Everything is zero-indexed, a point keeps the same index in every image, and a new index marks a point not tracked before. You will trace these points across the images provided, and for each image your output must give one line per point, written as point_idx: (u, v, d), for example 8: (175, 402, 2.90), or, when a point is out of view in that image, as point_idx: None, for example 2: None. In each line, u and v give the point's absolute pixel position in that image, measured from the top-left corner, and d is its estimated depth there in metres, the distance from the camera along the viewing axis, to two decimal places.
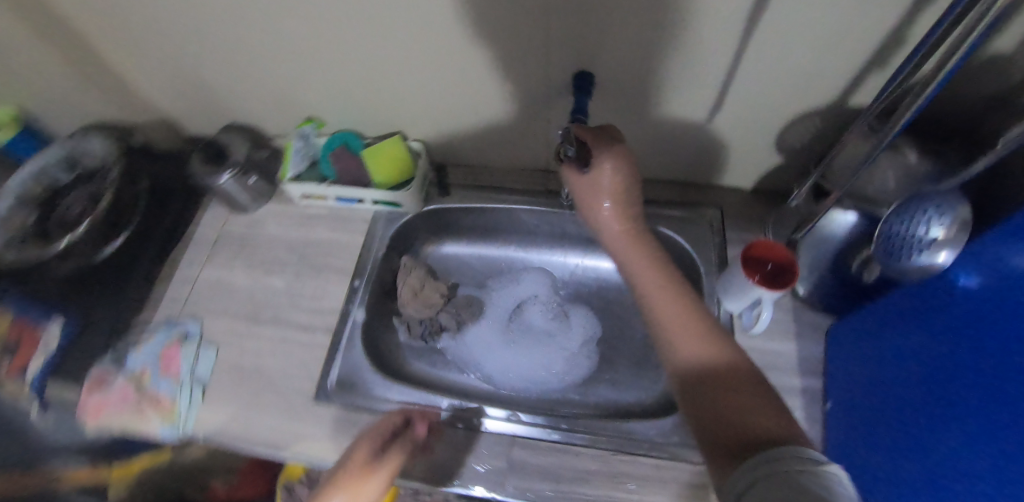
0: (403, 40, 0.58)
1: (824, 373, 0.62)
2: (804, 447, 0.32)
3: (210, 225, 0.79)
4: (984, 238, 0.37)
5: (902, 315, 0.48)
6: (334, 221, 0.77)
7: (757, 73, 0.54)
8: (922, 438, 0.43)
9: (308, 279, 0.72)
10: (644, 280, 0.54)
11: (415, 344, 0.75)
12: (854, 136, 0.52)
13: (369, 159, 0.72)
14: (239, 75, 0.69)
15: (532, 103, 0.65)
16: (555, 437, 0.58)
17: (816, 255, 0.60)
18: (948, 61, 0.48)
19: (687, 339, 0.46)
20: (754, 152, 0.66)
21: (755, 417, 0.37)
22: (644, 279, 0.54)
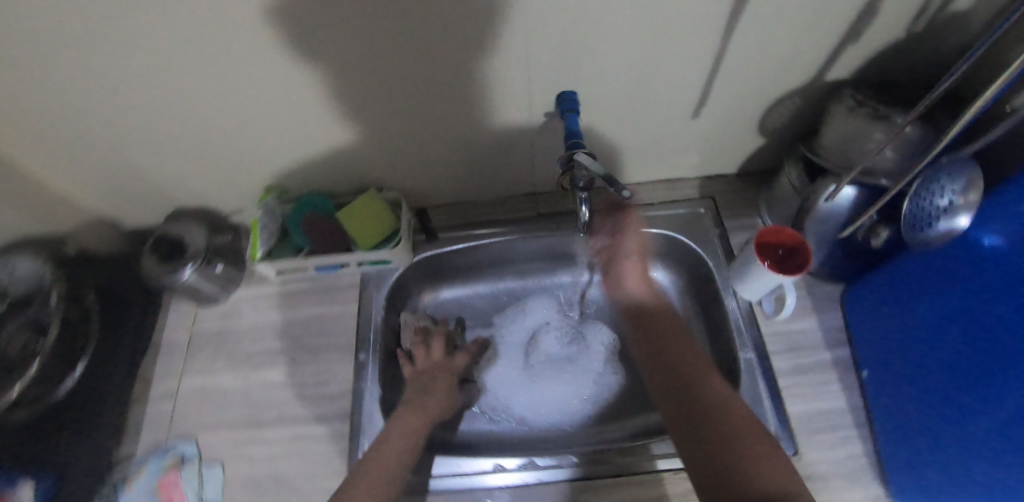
0: (385, 90, 0.55)
1: (849, 341, 0.64)
2: None
3: (178, 327, 0.71)
4: (1012, 196, 0.44)
5: (929, 286, 0.54)
6: (318, 294, 0.71)
7: (741, 61, 0.57)
8: (978, 390, 0.47)
9: (307, 361, 0.66)
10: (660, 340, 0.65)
11: None
12: (841, 110, 0.56)
13: (346, 220, 0.67)
14: (199, 156, 0.63)
15: (519, 130, 0.64)
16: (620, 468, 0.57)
17: (822, 231, 0.62)
18: (912, 24, 0.53)
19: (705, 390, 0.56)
20: (735, 137, 0.69)
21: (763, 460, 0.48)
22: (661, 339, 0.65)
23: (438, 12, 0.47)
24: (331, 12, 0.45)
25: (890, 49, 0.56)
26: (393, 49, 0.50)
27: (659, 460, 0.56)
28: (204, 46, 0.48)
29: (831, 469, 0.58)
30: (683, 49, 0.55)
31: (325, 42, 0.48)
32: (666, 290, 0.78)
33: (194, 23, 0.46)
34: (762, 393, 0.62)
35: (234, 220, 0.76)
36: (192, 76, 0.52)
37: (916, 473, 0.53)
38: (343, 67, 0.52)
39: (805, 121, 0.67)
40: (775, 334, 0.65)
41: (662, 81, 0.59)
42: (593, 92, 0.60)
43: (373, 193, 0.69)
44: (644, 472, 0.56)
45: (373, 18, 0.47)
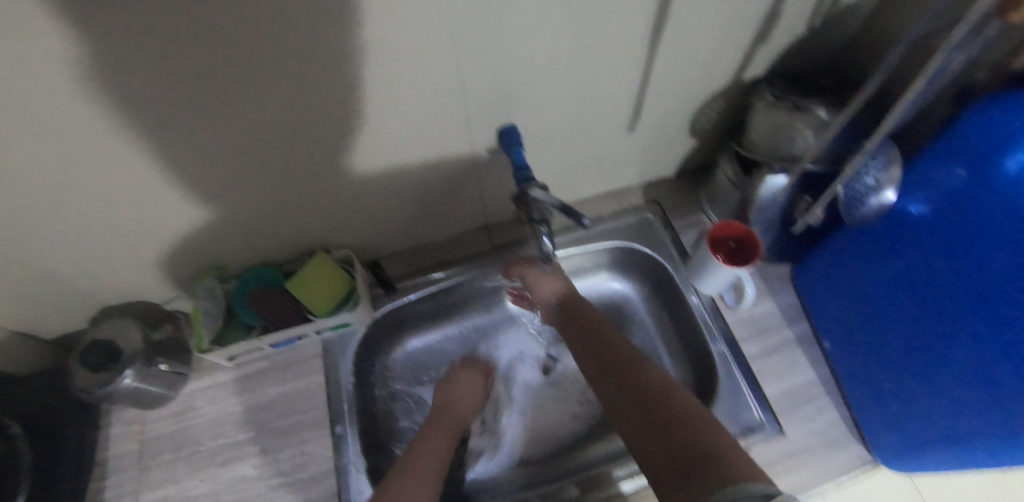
0: (323, 146, 0.54)
1: (806, 316, 0.68)
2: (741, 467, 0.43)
3: (124, 438, 0.64)
4: (928, 169, 0.49)
5: (867, 254, 0.58)
6: (278, 372, 0.67)
7: (665, 74, 0.59)
8: (938, 346, 0.51)
9: (279, 446, 0.62)
10: (593, 327, 0.65)
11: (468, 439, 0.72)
12: (763, 107, 0.60)
13: (298, 289, 0.63)
14: (126, 245, 0.59)
15: (463, 165, 0.64)
16: (630, 486, 0.58)
17: (764, 220, 0.65)
18: (812, 21, 0.57)
19: (642, 370, 0.57)
20: (670, 142, 0.72)
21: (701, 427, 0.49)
22: (594, 326, 0.65)
23: (369, 64, 0.46)
24: (259, 77, 0.44)
25: (799, 44, 0.60)
26: (327, 107, 0.49)
27: (623, 483, 0.59)
28: (119, 133, 0.45)
29: (814, 441, 0.61)
30: (613, 71, 0.57)
31: (256, 104, 0.47)
32: (630, 298, 0.79)
33: (104, 113, 0.42)
34: (740, 382, 0.63)
35: (167, 306, 0.70)
36: (107, 165, 0.48)
37: (894, 433, 0.57)
38: (278, 127, 0.50)
39: (733, 117, 0.70)
40: (740, 322, 0.68)
41: (596, 102, 0.61)
42: (531, 122, 0.61)
43: (324, 255, 0.66)
44: (614, 497, 0.58)
45: (303, 77, 0.46)
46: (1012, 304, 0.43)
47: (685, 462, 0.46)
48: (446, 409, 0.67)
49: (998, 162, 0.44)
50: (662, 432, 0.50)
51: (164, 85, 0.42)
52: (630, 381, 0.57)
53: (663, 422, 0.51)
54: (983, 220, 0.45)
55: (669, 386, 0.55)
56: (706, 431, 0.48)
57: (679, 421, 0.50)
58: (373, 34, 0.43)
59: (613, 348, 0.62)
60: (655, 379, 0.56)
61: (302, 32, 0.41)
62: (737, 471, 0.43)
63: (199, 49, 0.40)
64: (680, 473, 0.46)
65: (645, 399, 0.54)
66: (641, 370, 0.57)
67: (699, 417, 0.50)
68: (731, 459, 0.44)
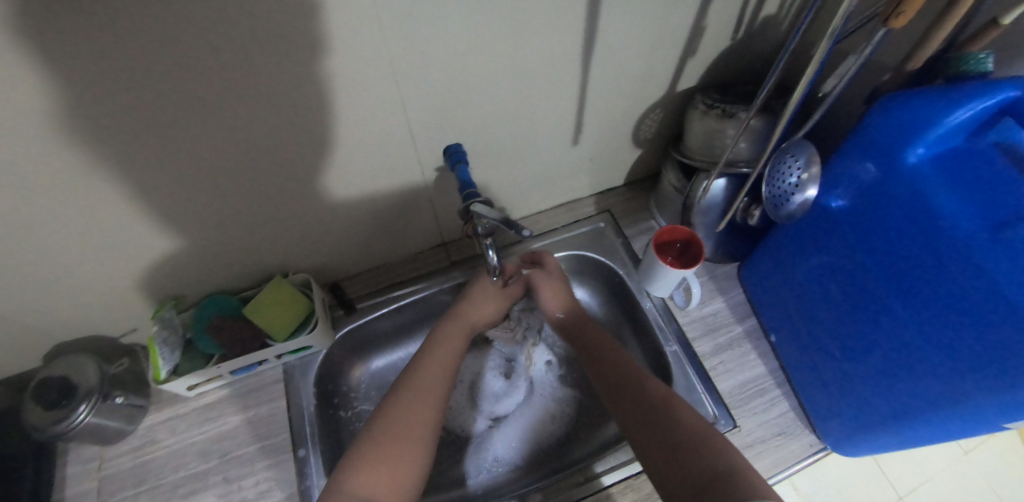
0: (272, 170, 0.56)
1: (754, 312, 0.71)
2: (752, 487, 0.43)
3: (81, 478, 0.62)
4: (842, 166, 0.53)
5: (798, 248, 0.61)
6: (240, 399, 0.67)
7: (603, 90, 0.63)
8: (869, 334, 0.54)
9: (244, 474, 0.62)
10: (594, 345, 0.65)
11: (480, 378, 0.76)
12: (694, 117, 0.63)
13: (255, 315, 0.64)
14: (78, 280, 0.59)
15: (416, 185, 0.66)
16: (611, 478, 0.59)
17: (705, 223, 0.68)
18: (735, 34, 0.61)
19: (647, 384, 0.57)
20: (616, 152, 0.75)
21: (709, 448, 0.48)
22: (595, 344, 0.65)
23: (310, 90, 0.49)
24: (202, 104, 0.46)
25: (727, 55, 0.64)
26: (273, 130, 0.51)
27: (604, 477, 0.60)
28: (62, 165, 0.46)
29: (768, 432, 0.63)
30: (552, 90, 0.60)
31: (202, 133, 0.49)
32: (589, 305, 0.82)
33: (47, 144, 0.44)
34: (693, 380, 0.66)
35: (125, 340, 0.70)
36: (54, 200, 0.49)
37: (838, 418, 0.59)
38: (226, 154, 0.52)
39: (673, 127, 0.74)
40: (692, 322, 0.71)
41: (539, 120, 0.64)
42: (478, 141, 0.63)
43: (282, 280, 0.67)
44: (597, 491, 0.59)
45: (245, 102, 0.48)
46: (932, 290, 0.46)
47: (701, 488, 0.45)
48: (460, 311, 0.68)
49: (903, 158, 0.47)
50: (676, 456, 0.49)
51: (106, 113, 0.43)
52: (636, 401, 0.55)
53: (675, 446, 0.50)
54: (898, 212, 0.49)
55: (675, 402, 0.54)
56: (719, 455, 0.47)
57: (688, 444, 0.49)
58: (310, 60, 0.46)
59: (618, 368, 0.60)
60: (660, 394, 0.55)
61: (239, 56, 0.43)
62: (754, 496, 0.42)
63: (138, 76, 0.42)
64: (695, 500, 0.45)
65: (651, 419, 0.53)
66: (647, 384, 0.57)
67: (709, 441, 0.49)
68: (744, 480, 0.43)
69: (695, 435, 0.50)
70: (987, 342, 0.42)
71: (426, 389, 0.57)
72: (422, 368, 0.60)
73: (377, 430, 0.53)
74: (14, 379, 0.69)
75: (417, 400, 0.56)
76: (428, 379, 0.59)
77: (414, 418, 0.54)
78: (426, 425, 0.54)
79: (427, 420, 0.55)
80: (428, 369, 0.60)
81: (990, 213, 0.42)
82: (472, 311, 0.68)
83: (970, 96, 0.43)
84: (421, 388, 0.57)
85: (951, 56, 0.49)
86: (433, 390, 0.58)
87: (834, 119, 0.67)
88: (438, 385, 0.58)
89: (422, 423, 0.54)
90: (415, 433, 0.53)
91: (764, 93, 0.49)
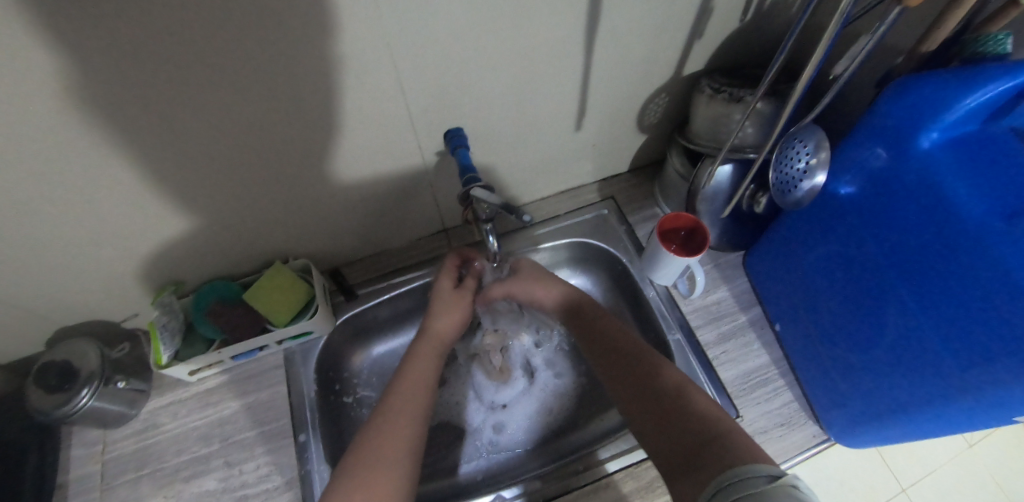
0: (269, 154, 0.55)
1: (759, 301, 0.70)
2: (742, 448, 0.42)
3: (85, 461, 0.63)
4: (852, 151, 0.51)
5: (805, 236, 0.60)
6: (242, 384, 0.67)
7: (607, 73, 0.61)
8: (877, 324, 0.53)
9: (244, 458, 0.62)
10: (595, 320, 0.63)
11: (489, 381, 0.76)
12: (700, 101, 0.62)
13: (255, 300, 0.64)
14: (76, 266, 0.59)
15: (417, 170, 0.65)
16: (615, 466, 0.59)
17: (711, 210, 0.67)
18: (744, 15, 0.59)
19: (648, 356, 0.56)
20: (619, 138, 0.74)
21: (703, 413, 0.48)
22: (595, 319, 0.63)
23: (307, 72, 0.48)
24: (196, 87, 0.45)
25: (734, 38, 0.62)
26: (270, 114, 0.50)
27: (608, 464, 0.59)
28: (55, 147, 0.45)
29: (770, 421, 0.62)
30: (556, 72, 0.59)
31: (197, 118, 0.48)
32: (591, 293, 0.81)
33: (38, 125, 0.43)
34: (696, 369, 0.65)
35: (126, 325, 0.71)
36: (50, 185, 0.48)
37: (842, 408, 0.58)
38: (223, 140, 0.51)
39: (678, 112, 0.73)
40: (695, 311, 0.70)
41: (543, 103, 0.62)
42: (480, 125, 0.62)
43: (281, 266, 0.67)
44: (600, 478, 0.59)
45: (241, 86, 0.47)
46: (941, 279, 0.45)
47: (691, 450, 0.45)
48: (432, 331, 0.65)
49: (914, 144, 0.46)
50: (666, 422, 0.49)
51: (97, 95, 0.42)
52: (634, 374, 0.55)
53: (668, 410, 0.50)
54: (908, 199, 0.47)
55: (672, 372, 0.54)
56: (711, 420, 0.47)
57: (681, 411, 0.49)
58: (307, 41, 0.45)
59: (615, 341, 0.60)
60: (660, 363, 0.55)
61: (232, 39, 0.42)
62: (742, 455, 0.41)
63: (130, 59, 0.41)
64: (686, 461, 0.45)
65: (649, 388, 0.53)
66: (648, 356, 0.56)
67: (701, 405, 0.49)
68: (735, 442, 0.43)
69: (693, 401, 0.50)
70: (998, 333, 0.41)
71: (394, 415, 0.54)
72: (400, 392, 0.56)
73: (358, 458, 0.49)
74: (18, 363, 0.69)
75: (399, 428, 0.52)
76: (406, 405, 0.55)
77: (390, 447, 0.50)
78: (403, 453, 0.51)
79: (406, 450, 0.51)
80: (403, 396, 0.56)
81: (1000, 199, 0.41)
82: (433, 330, 0.65)
83: (987, 78, 0.41)
84: (399, 413, 0.54)
85: (968, 38, 0.47)
86: (411, 413, 0.54)
87: (844, 104, 0.65)
88: (416, 408, 0.55)
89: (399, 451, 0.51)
90: (393, 462, 0.49)
91: (771, 75, 0.47)
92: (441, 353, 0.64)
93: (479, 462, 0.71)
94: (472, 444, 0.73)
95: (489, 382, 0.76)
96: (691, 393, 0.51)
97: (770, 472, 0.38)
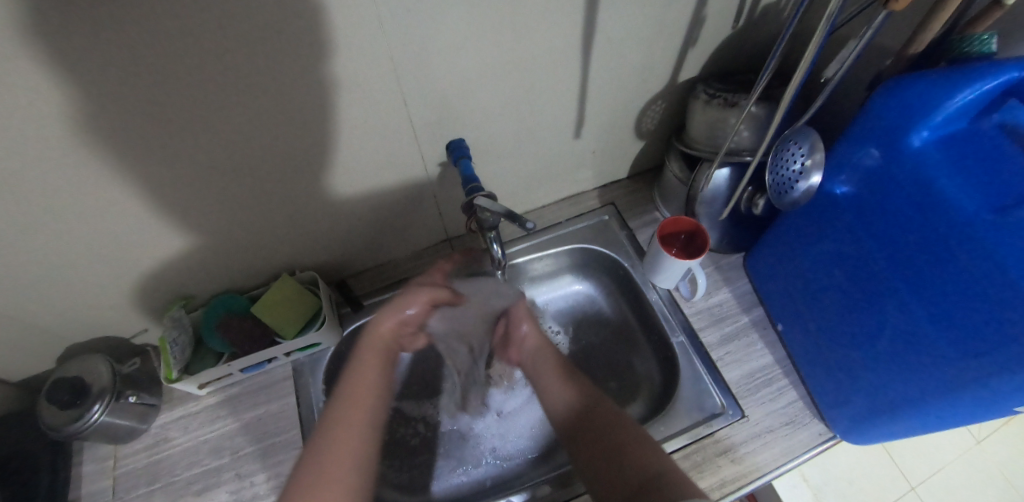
0: (277, 170, 0.56)
1: (761, 302, 0.71)
2: (683, 490, 0.46)
3: (96, 476, 0.63)
4: (845, 152, 0.52)
5: (803, 235, 0.61)
6: (251, 396, 0.68)
7: (603, 80, 0.63)
8: (883, 325, 0.53)
9: (255, 470, 0.62)
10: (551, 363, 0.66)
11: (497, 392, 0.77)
12: (695, 106, 0.63)
13: (263, 313, 0.65)
14: (85, 282, 0.59)
15: (420, 181, 0.66)
16: None
17: (710, 214, 0.68)
18: (736, 22, 0.61)
19: (598, 399, 0.59)
20: (618, 144, 0.75)
21: (643, 453, 0.51)
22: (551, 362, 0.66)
23: (312, 87, 0.49)
24: (205, 102, 0.46)
25: (728, 45, 0.64)
26: (277, 129, 0.52)
27: None
28: (66, 163, 0.46)
29: (776, 421, 0.63)
30: (554, 82, 0.60)
31: (207, 132, 0.49)
32: (595, 299, 0.82)
33: (48, 143, 0.44)
34: (700, 371, 0.66)
35: (136, 341, 0.72)
36: (61, 201, 0.49)
37: (845, 406, 0.59)
38: (232, 155, 0.52)
39: (674, 118, 0.74)
40: (698, 313, 0.71)
41: (542, 113, 0.64)
42: (481, 136, 0.64)
43: (287, 277, 0.68)
44: None
45: (249, 100, 0.48)
46: (939, 276, 0.46)
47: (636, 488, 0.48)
48: (372, 328, 0.64)
49: (908, 148, 0.47)
50: (614, 458, 0.52)
51: (105, 111, 0.43)
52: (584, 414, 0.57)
53: (617, 450, 0.52)
54: (902, 198, 0.48)
55: (618, 413, 0.56)
56: (652, 461, 0.50)
57: (628, 451, 0.52)
58: (310, 58, 0.46)
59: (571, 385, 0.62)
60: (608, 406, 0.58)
61: (241, 54, 0.44)
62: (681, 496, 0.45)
63: (139, 73, 0.42)
64: (629, 498, 0.48)
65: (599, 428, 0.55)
66: (598, 399, 0.59)
67: (644, 446, 0.52)
68: (676, 484, 0.47)
69: (638, 441, 0.52)
70: (996, 324, 0.42)
71: (345, 421, 0.53)
72: (348, 400, 0.55)
73: (306, 478, 0.48)
74: (30, 380, 0.70)
75: (347, 441, 0.51)
76: (355, 412, 0.54)
77: (340, 457, 0.50)
78: (351, 463, 0.50)
79: (360, 465, 0.50)
80: (353, 400, 0.56)
81: (991, 195, 0.42)
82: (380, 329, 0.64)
83: (974, 77, 0.42)
84: (344, 426, 0.53)
85: (953, 38, 0.49)
86: (361, 425, 0.53)
87: (837, 106, 0.67)
88: (364, 419, 0.54)
89: (351, 465, 0.50)
90: (341, 475, 0.48)
91: (764, 79, 0.48)
92: (387, 352, 0.64)
93: (490, 473, 0.71)
94: (480, 452, 0.73)
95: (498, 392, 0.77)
96: (637, 434, 0.53)
97: None
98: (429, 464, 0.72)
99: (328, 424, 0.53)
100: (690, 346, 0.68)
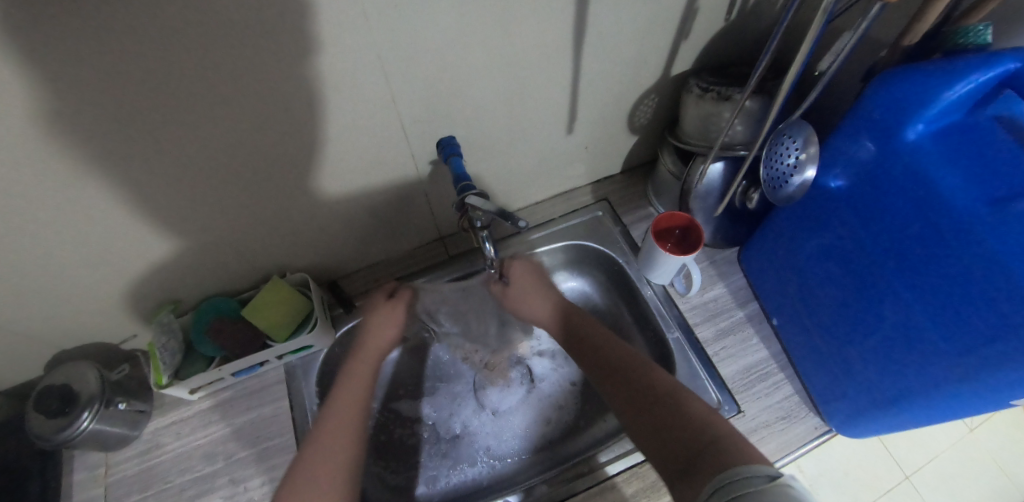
0: (263, 171, 0.55)
1: (756, 296, 0.71)
2: (737, 450, 0.40)
3: (88, 484, 0.63)
4: (839, 145, 0.52)
5: (798, 229, 0.61)
6: (243, 400, 0.67)
7: (595, 75, 0.62)
8: (878, 319, 0.53)
9: (249, 475, 0.62)
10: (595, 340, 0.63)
11: (493, 392, 0.77)
12: (688, 100, 0.62)
13: (253, 316, 0.64)
14: (69, 289, 0.58)
15: (411, 179, 0.65)
16: (623, 465, 0.59)
17: (704, 208, 0.68)
18: (729, 14, 0.60)
19: (647, 369, 0.55)
20: (610, 139, 0.74)
21: (697, 420, 0.47)
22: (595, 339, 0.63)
23: (297, 85, 0.48)
24: (186, 103, 0.45)
25: (720, 37, 0.63)
26: (262, 129, 0.50)
27: (607, 467, 0.59)
28: (44, 169, 0.45)
29: (772, 415, 0.63)
30: (546, 77, 0.59)
31: (188, 134, 0.48)
32: (590, 296, 0.82)
33: (24, 148, 0.42)
34: (696, 366, 0.66)
35: (124, 347, 0.70)
36: (41, 207, 0.48)
37: (842, 399, 0.59)
38: (216, 157, 0.51)
39: (667, 112, 0.73)
40: (694, 308, 0.71)
41: (533, 109, 0.63)
42: (471, 133, 0.63)
43: (278, 279, 0.67)
44: (601, 481, 0.59)
45: (232, 100, 0.46)
46: (935, 269, 0.46)
47: (693, 456, 0.43)
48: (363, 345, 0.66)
49: (902, 141, 0.47)
50: (665, 427, 0.48)
51: (83, 115, 0.42)
52: (630, 386, 0.54)
53: (665, 421, 0.48)
54: (898, 191, 0.48)
55: (665, 384, 0.52)
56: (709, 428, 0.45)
57: (679, 419, 0.48)
58: (295, 57, 0.45)
59: (612, 357, 0.59)
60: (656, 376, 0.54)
61: (221, 55, 0.42)
62: (737, 457, 0.39)
63: (116, 75, 0.40)
64: (682, 466, 0.43)
65: (648, 400, 0.52)
66: (647, 369, 0.55)
67: (698, 414, 0.48)
68: (731, 444, 0.41)
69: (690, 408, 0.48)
70: (992, 316, 0.42)
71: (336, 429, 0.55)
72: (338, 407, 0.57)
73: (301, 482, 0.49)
74: (19, 388, 0.69)
75: (337, 447, 0.53)
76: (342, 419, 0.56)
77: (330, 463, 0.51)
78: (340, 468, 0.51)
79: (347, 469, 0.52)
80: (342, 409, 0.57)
81: (988, 187, 0.42)
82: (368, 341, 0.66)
83: (970, 69, 0.42)
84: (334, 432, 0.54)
85: (947, 30, 0.48)
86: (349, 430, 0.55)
87: (831, 98, 0.66)
88: (353, 425, 0.56)
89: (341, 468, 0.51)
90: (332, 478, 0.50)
91: (759, 72, 0.47)
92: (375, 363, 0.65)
93: (485, 473, 0.71)
94: (476, 451, 0.73)
95: (494, 392, 0.77)
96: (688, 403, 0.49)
97: (766, 471, 0.36)
98: (425, 465, 0.71)
99: (315, 442, 0.53)
100: (685, 342, 0.68)
